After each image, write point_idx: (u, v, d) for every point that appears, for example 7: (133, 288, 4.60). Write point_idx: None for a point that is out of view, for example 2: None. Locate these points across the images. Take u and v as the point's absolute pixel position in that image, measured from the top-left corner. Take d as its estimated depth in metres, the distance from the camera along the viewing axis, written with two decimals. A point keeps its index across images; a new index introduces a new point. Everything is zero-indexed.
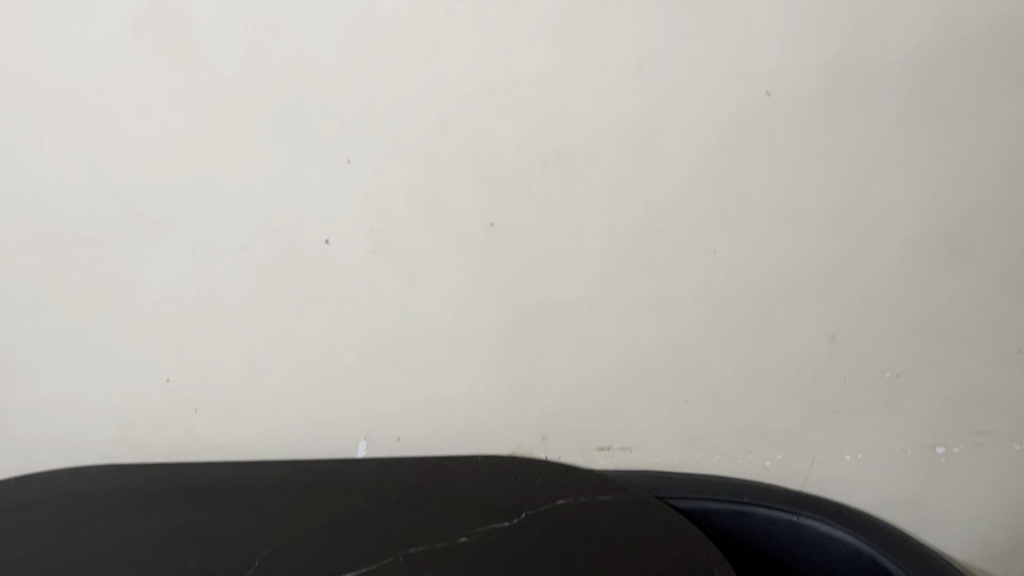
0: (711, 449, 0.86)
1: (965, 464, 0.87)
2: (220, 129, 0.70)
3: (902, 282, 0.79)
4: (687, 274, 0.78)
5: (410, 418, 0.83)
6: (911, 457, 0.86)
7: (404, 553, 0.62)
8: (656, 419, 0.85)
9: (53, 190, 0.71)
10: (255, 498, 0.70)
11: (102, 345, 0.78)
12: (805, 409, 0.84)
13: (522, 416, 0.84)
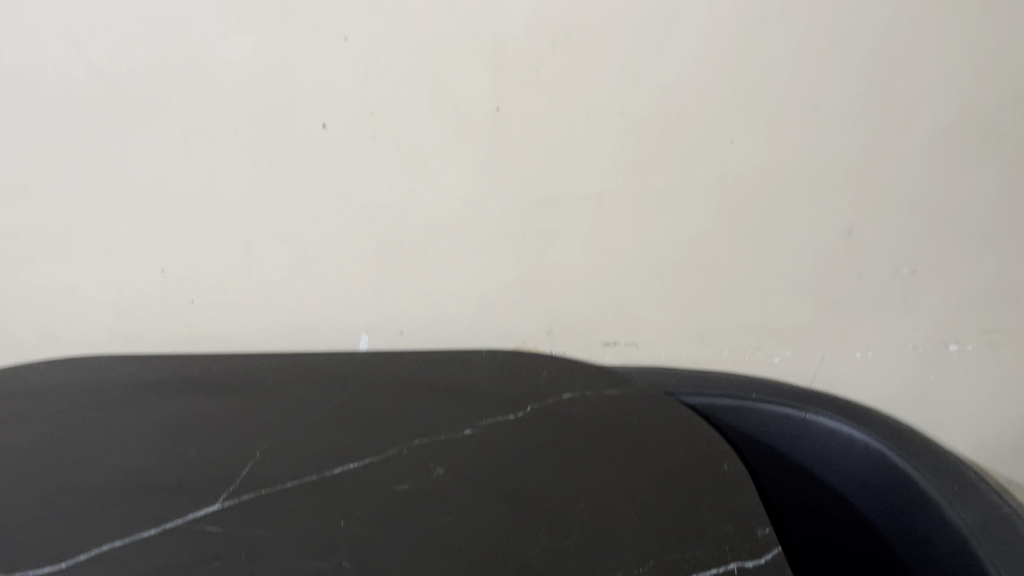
0: (719, 346, 0.85)
1: (978, 363, 0.85)
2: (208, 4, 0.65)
3: (925, 175, 0.76)
4: (702, 164, 0.75)
5: (414, 311, 0.81)
6: (924, 355, 0.85)
7: (409, 445, 0.62)
8: (665, 315, 0.83)
9: (32, 69, 0.67)
10: (254, 388, 0.68)
11: (95, 234, 0.75)
12: (817, 306, 0.82)
13: (527, 310, 0.82)
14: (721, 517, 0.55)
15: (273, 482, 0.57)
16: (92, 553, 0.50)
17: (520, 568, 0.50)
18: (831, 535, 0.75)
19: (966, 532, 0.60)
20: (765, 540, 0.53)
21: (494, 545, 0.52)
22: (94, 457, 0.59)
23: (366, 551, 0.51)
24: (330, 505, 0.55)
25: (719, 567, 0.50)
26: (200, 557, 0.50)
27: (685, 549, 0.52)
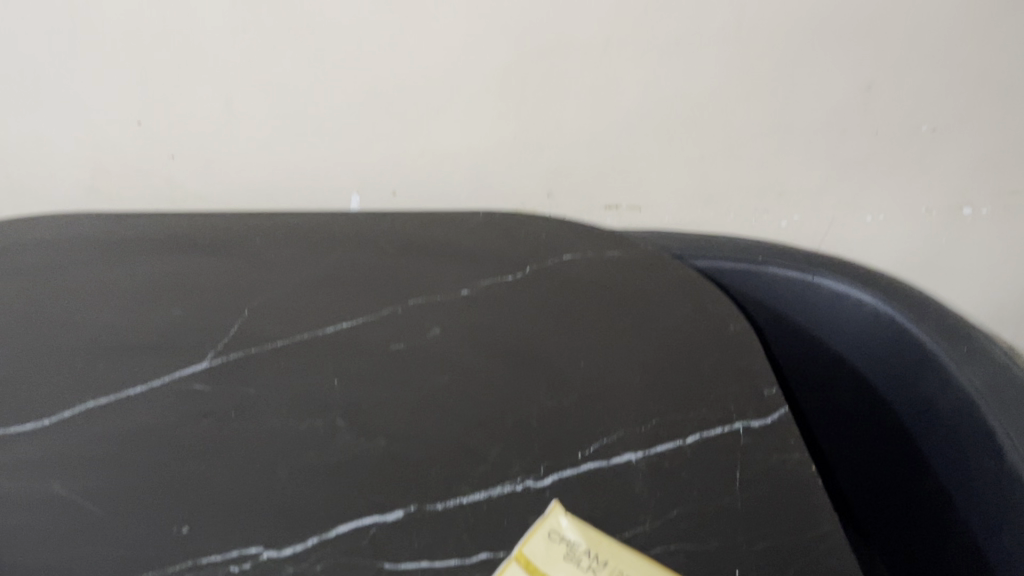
0: (726, 208, 0.81)
1: (991, 227, 0.82)
2: None
3: (957, 25, 0.70)
4: (716, 11, 0.69)
5: (405, 169, 0.78)
6: (936, 217, 0.82)
7: (402, 305, 0.59)
8: (670, 174, 0.79)
9: None
10: (234, 245, 0.64)
11: (63, 83, 0.70)
12: (830, 166, 0.79)
13: (526, 170, 0.78)
14: (726, 376, 0.53)
15: (264, 340, 0.54)
16: (76, 411, 0.48)
17: (520, 428, 0.49)
18: (827, 399, 0.73)
19: (974, 395, 0.58)
20: (772, 401, 0.51)
21: (493, 404, 0.50)
22: (75, 314, 0.57)
23: (361, 408, 0.50)
24: (323, 363, 0.53)
25: (725, 427, 0.49)
26: (189, 415, 0.48)
27: (690, 409, 0.50)
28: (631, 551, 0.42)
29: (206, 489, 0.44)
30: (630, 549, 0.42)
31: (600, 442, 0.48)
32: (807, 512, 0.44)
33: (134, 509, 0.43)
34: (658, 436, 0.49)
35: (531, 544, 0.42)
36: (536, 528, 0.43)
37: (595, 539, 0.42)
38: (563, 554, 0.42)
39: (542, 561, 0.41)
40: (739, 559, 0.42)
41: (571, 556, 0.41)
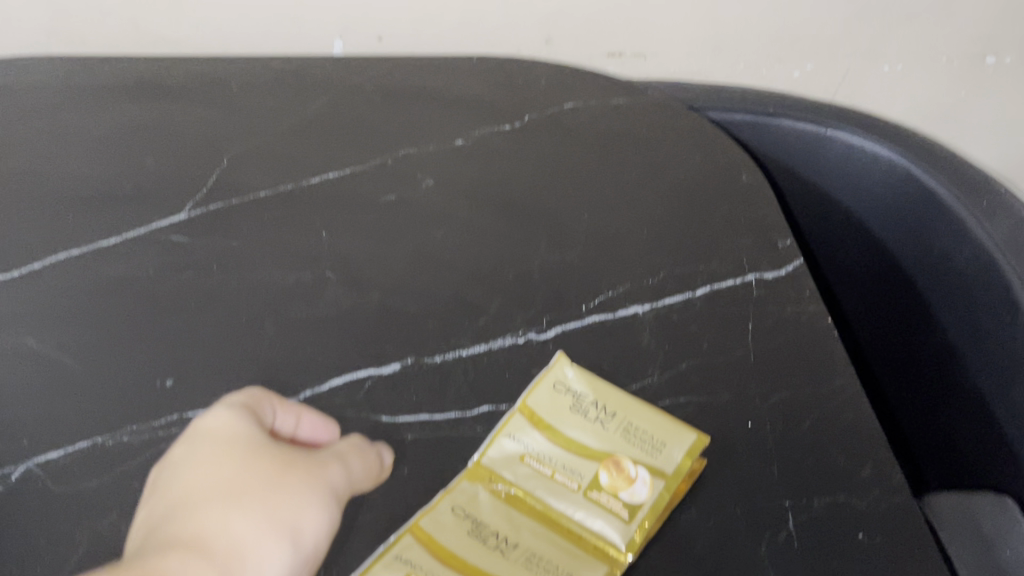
0: (735, 58, 0.76)
1: (1014, 76, 0.78)
2: None
3: None
4: None
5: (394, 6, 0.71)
6: (958, 65, 0.77)
7: (392, 157, 0.54)
8: (677, 18, 0.73)
9: None
10: (205, 90, 0.58)
11: None
12: (849, 9, 0.73)
13: (522, 12, 0.72)
14: (738, 228, 0.50)
15: (245, 190, 0.51)
16: (46, 264, 0.45)
17: (521, 280, 0.46)
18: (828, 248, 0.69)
19: (992, 250, 0.54)
20: (787, 251, 0.48)
21: (493, 254, 0.48)
22: (38, 163, 0.52)
23: (352, 260, 0.47)
24: (309, 213, 0.49)
25: (737, 279, 0.46)
26: (169, 267, 0.45)
27: (700, 260, 0.48)
28: (650, 409, 0.39)
29: (191, 341, 0.42)
30: (639, 402, 0.39)
31: (606, 294, 0.46)
32: (822, 363, 0.42)
33: (115, 366, 0.41)
34: (667, 289, 0.46)
35: (535, 396, 0.40)
36: (540, 382, 0.40)
37: (603, 391, 0.40)
38: (568, 407, 0.39)
39: (546, 413, 0.39)
40: (751, 410, 0.40)
41: (578, 408, 0.39)
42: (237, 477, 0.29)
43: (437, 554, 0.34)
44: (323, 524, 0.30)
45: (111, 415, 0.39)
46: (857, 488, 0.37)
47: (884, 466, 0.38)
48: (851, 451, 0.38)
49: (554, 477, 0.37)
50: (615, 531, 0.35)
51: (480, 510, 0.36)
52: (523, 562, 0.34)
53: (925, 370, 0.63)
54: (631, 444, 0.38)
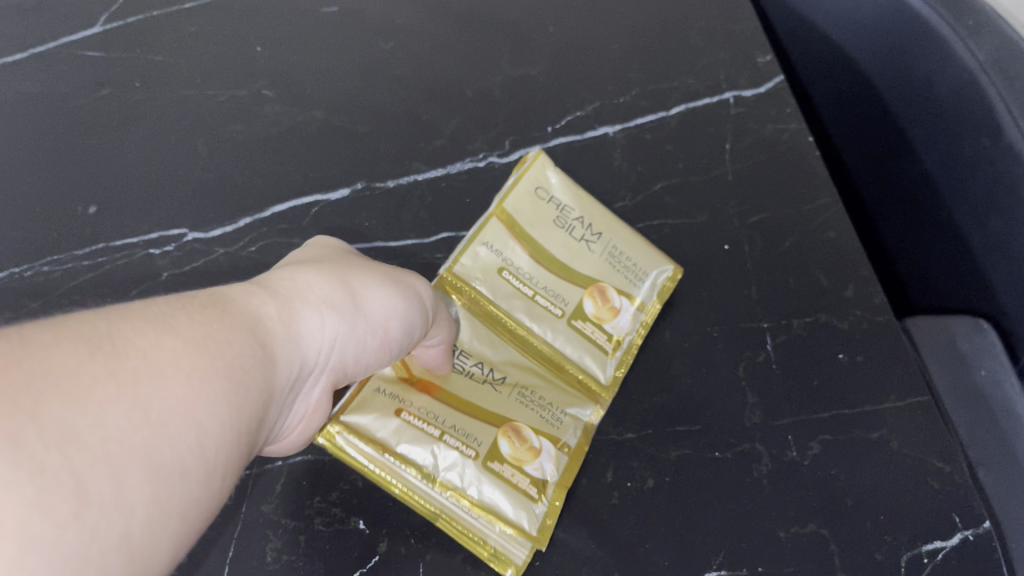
0: None
1: None
2: None
3: None
4: None
5: None
6: None
7: None
8: None
9: None
10: None
11: None
12: None
13: None
14: (717, 41, 0.45)
15: (166, 2, 0.44)
16: None
17: (481, 99, 0.42)
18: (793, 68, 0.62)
19: (974, 72, 0.48)
20: (769, 65, 0.44)
21: (447, 72, 0.43)
22: None
23: (292, 76, 0.42)
24: (238, 23, 0.44)
25: (714, 96, 0.43)
26: (85, 85, 0.41)
27: (676, 76, 0.44)
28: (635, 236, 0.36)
29: (113, 165, 0.38)
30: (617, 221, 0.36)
31: (574, 114, 0.42)
32: (804, 183, 0.39)
33: (34, 193, 0.37)
34: (639, 107, 0.42)
35: (512, 200, 0.35)
36: (517, 180, 0.35)
37: (583, 202, 0.36)
38: (547, 219, 0.35)
39: (523, 224, 0.35)
40: (728, 233, 0.38)
41: (560, 221, 0.35)
42: (324, 258, 0.26)
43: (425, 388, 0.32)
44: (395, 307, 0.26)
45: (28, 244, 0.36)
46: (837, 307, 0.35)
47: (867, 286, 0.36)
48: (833, 273, 0.36)
49: (537, 301, 0.34)
50: (602, 367, 0.34)
51: (460, 332, 0.33)
52: (517, 398, 0.33)
53: (887, 197, 0.59)
54: (614, 270, 0.35)
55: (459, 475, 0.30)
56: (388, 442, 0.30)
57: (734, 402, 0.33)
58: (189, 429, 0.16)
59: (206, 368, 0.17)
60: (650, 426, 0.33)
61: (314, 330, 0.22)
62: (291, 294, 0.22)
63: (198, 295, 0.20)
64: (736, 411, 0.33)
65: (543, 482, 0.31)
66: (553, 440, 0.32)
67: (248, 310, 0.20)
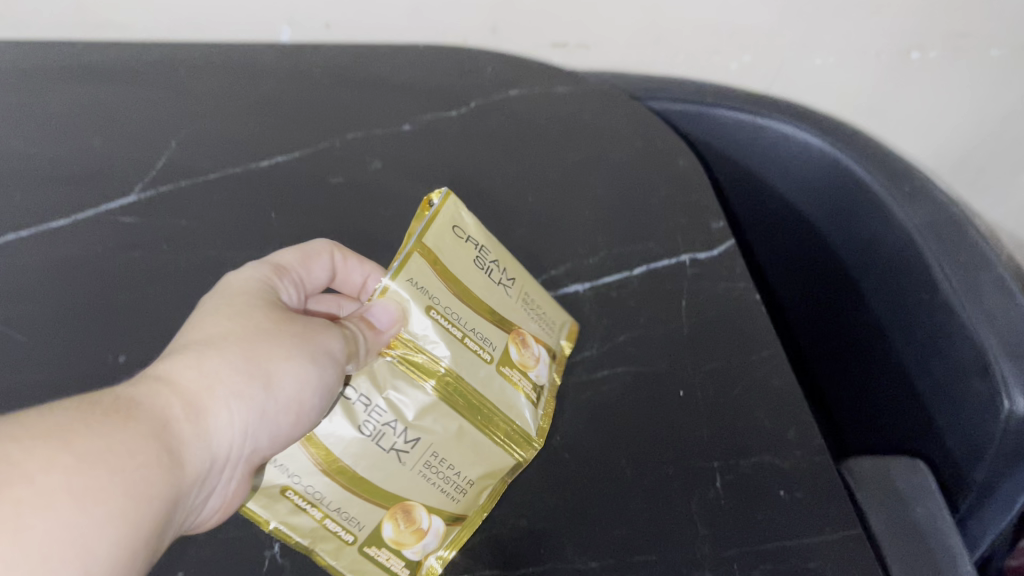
0: (675, 47, 0.79)
1: (942, 67, 0.82)
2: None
3: None
4: None
5: (340, 6, 0.70)
6: (884, 59, 0.82)
7: (340, 139, 0.54)
8: (617, 12, 0.75)
9: None
10: (151, 74, 0.57)
11: None
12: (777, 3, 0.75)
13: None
14: (675, 210, 0.52)
15: (194, 172, 0.51)
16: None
17: None
18: (771, 237, 0.75)
19: (913, 232, 0.58)
20: (721, 229, 0.51)
21: None
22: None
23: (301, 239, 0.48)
24: (257, 193, 0.50)
25: (671, 259, 0.49)
26: (119, 247, 0.46)
27: (638, 240, 0.50)
28: (537, 291, 0.44)
29: (141, 318, 0.43)
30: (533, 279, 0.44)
31: (548, 274, 0.48)
32: (750, 334, 0.45)
33: (70, 344, 0.42)
34: (605, 269, 0.48)
35: (437, 234, 0.38)
36: (441, 211, 0.38)
37: (494, 248, 0.41)
38: (469, 252, 0.39)
39: (449, 254, 0.38)
40: (683, 380, 0.43)
41: (478, 262, 0.40)
42: (233, 322, 0.32)
43: (326, 466, 0.35)
44: (302, 375, 0.32)
45: (62, 388, 0.40)
46: (780, 448, 0.40)
47: (807, 428, 0.41)
48: (776, 415, 0.41)
49: (467, 342, 0.38)
50: (526, 421, 0.39)
51: (378, 385, 0.36)
52: (426, 465, 0.37)
53: (857, 352, 0.67)
54: (530, 321, 0.42)
55: (336, 556, 0.36)
56: (274, 512, 0.35)
57: (689, 536, 0.37)
58: (82, 536, 0.22)
59: (105, 491, 0.23)
60: (613, 556, 0.37)
61: (222, 422, 0.29)
62: (204, 388, 0.29)
63: (101, 401, 0.26)
64: (689, 542, 0.37)
65: (416, 562, 0.37)
66: (445, 519, 0.37)
67: (154, 412, 0.27)
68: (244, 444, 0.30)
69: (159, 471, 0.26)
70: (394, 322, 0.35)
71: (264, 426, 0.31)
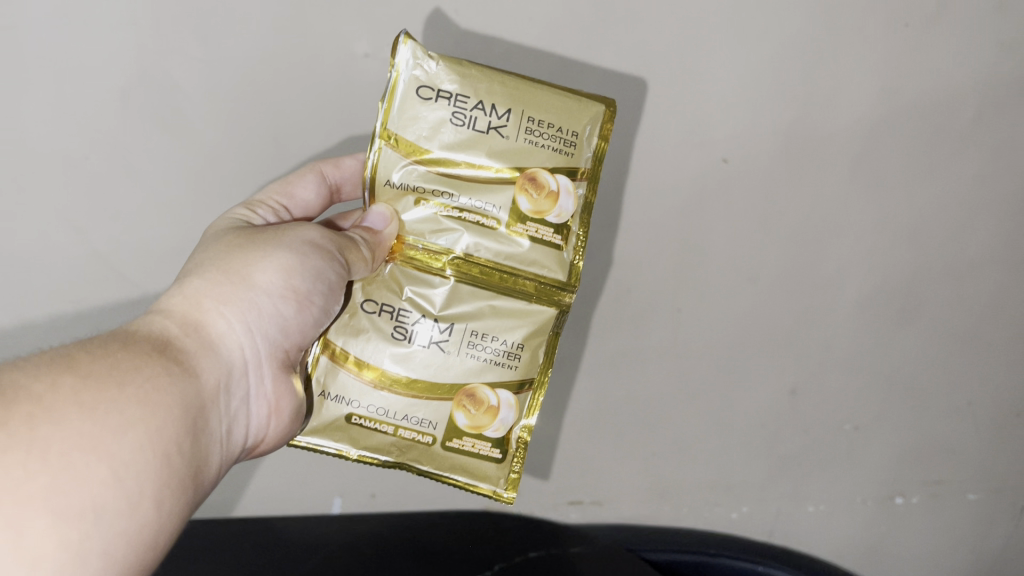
0: (680, 501, 0.88)
1: (924, 511, 0.93)
2: (194, 189, 0.74)
3: (857, 340, 0.83)
4: (655, 330, 0.80)
5: (386, 478, 0.83)
6: (871, 505, 0.92)
7: None
8: (625, 476, 0.86)
9: (35, 248, 0.74)
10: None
11: None
12: (770, 461, 0.88)
13: None
14: None
15: None
16: None
17: None
18: None
19: None
20: None
21: None
22: None
23: None
24: None
25: None
26: None
27: None
28: (542, 92, 0.59)
29: None
30: (540, 89, 0.59)
31: None
32: None
33: None
34: None
35: (398, 118, 0.58)
36: (394, 102, 0.58)
37: (471, 90, 0.58)
38: (440, 109, 0.58)
39: (414, 140, 0.58)
40: None
41: (454, 119, 0.58)
42: (215, 256, 0.55)
43: (382, 377, 0.61)
44: (278, 279, 0.55)
45: None
46: None
47: None
48: None
49: (467, 218, 0.59)
50: (548, 271, 0.60)
51: (398, 293, 0.61)
52: (467, 344, 0.61)
53: None
54: (539, 148, 0.59)
55: (428, 454, 0.61)
56: (353, 443, 0.61)
57: None
58: (131, 396, 0.42)
59: (117, 390, 0.42)
60: None
61: (226, 326, 0.53)
62: (193, 308, 0.52)
63: (111, 338, 0.46)
64: None
65: (498, 438, 0.62)
66: (508, 390, 0.61)
67: (160, 332, 0.49)
68: (250, 339, 0.54)
69: (169, 371, 0.46)
70: (387, 221, 0.59)
71: (267, 317, 0.55)
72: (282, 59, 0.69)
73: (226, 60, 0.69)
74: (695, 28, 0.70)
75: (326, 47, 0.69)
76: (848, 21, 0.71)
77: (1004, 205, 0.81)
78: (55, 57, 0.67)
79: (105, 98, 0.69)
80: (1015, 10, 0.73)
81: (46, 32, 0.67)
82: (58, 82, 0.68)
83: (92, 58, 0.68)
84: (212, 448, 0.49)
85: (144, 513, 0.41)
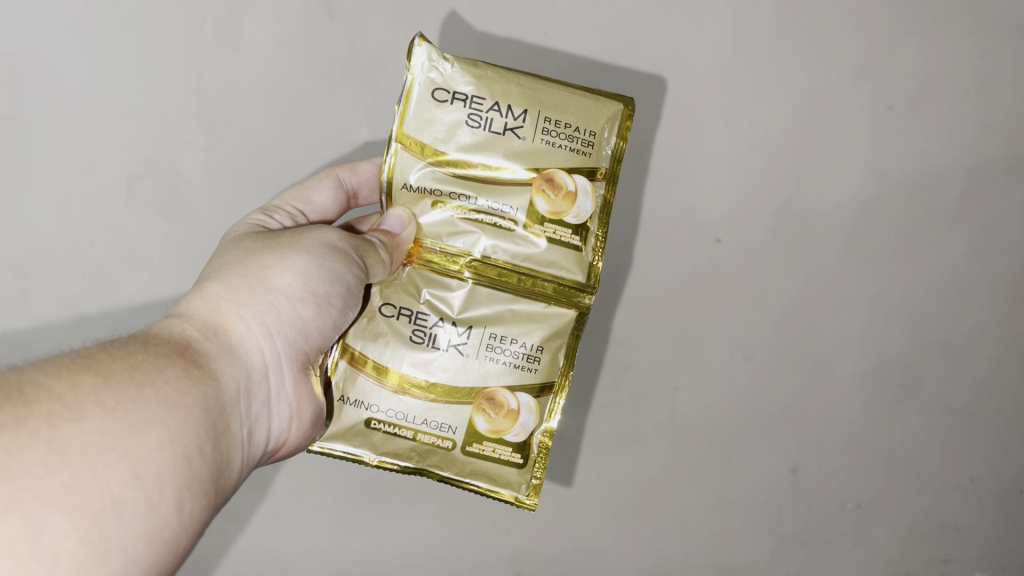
0: None
1: None
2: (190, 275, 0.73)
3: (855, 415, 0.83)
4: (653, 409, 0.80)
5: (382, 563, 0.82)
6: None
7: None
8: (625, 560, 0.84)
9: (27, 331, 0.74)
10: None
11: None
12: (773, 541, 0.86)
13: (494, 556, 0.83)
14: None
15: None
16: None
17: None
18: None
19: None
20: None
21: None
22: None
23: None
24: None
25: None
26: None
27: None
28: (559, 92, 0.60)
29: None
30: (556, 89, 0.60)
31: None
32: None
33: None
34: None
35: (415, 121, 0.59)
36: (410, 104, 0.59)
37: (487, 92, 0.59)
38: (456, 111, 0.59)
39: (431, 143, 0.59)
40: None
41: (470, 121, 0.59)
42: (234, 261, 0.56)
43: (401, 384, 0.61)
44: (297, 281, 0.56)
45: None
46: None
47: None
48: None
49: (484, 221, 0.60)
50: (567, 272, 0.61)
51: (416, 297, 0.62)
52: (486, 347, 0.61)
53: None
54: (557, 149, 0.60)
55: (450, 459, 0.61)
56: (373, 449, 0.61)
57: None
58: (151, 397, 0.42)
59: (138, 391, 0.42)
60: None
61: (246, 329, 0.53)
62: (213, 312, 0.52)
63: (132, 339, 0.47)
64: None
65: (519, 442, 0.62)
66: (529, 394, 0.62)
67: (179, 333, 0.49)
68: (270, 342, 0.54)
69: (188, 373, 0.46)
70: (404, 223, 0.60)
71: (286, 320, 0.55)
72: (283, 144, 0.71)
73: (228, 147, 0.71)
74: (683, 114, 0.73)
75: (327, 136, 0.71)
76: (832, 107, 0.74)
77: (997, 282, 0.81)
78: (63, 144, 0.70)
79: (110, 183, 0.71)
80: (995, 96, 0.76)
81: (57, 120, 0.69)
82: (65, 168, 0.70)
83: (99, 144, 0.70)
84: (234, 449, 0.49)
85: (165, 513, 0.41)
